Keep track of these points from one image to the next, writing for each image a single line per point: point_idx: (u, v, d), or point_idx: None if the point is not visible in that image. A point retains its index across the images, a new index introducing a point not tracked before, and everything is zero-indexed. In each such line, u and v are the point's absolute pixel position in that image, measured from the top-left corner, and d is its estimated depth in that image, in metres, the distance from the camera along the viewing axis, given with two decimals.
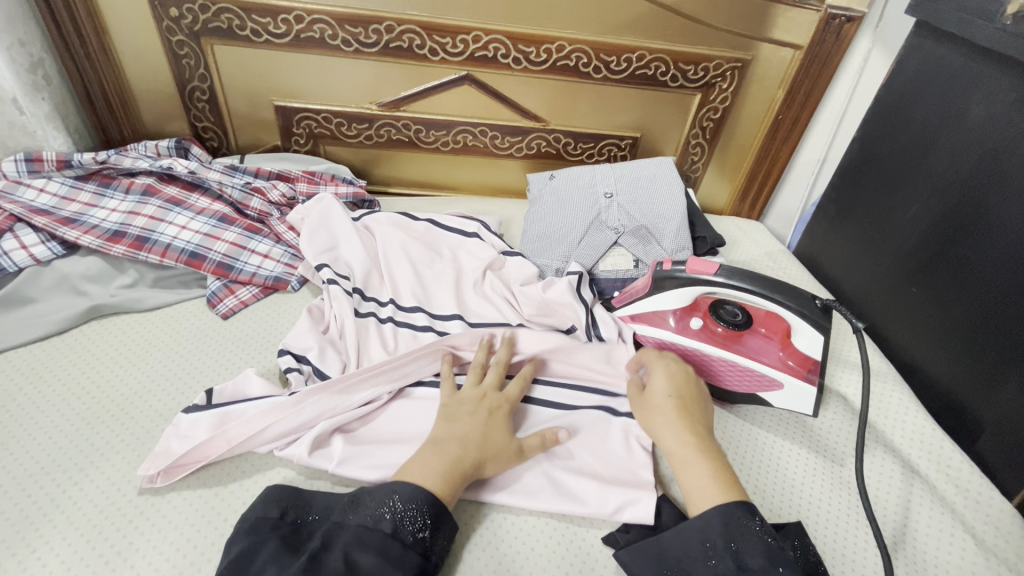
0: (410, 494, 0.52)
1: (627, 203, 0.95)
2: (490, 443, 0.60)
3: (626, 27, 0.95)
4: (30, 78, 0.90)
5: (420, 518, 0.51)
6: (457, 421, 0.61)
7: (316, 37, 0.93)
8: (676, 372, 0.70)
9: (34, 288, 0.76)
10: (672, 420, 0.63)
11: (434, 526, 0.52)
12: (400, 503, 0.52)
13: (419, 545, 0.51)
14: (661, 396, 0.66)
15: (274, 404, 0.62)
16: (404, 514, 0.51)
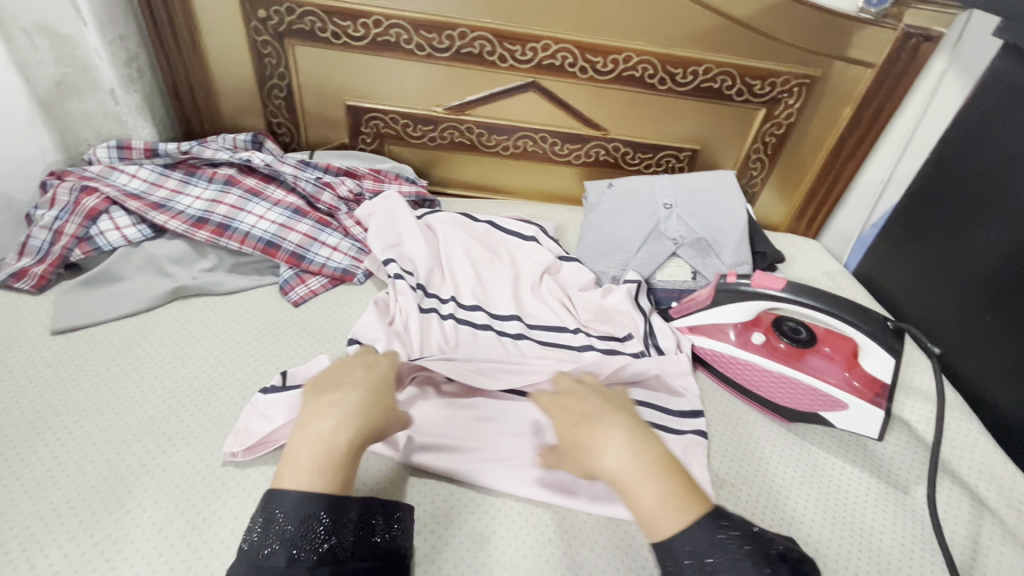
0: (293, 509, 0.47)
1: (687, 215, 0.95)
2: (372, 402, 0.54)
3: (695, 40, 0.95)
4: (125, 71, 0.98)
5: (316, 525, 0.47)
6: (319, 398, 0.53)
7: (392, 41, 0.97)
8: (573, 383, 0.59)
9: (125, 267, 0.82)
10: (584, 430, 0.51)
11: (337, 523, 0.48)
12: (286, 525, 0.47)
13: (328, 554, 0.47)
14: (565, 426, 0.54)
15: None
16: (296, 527, 0.47)
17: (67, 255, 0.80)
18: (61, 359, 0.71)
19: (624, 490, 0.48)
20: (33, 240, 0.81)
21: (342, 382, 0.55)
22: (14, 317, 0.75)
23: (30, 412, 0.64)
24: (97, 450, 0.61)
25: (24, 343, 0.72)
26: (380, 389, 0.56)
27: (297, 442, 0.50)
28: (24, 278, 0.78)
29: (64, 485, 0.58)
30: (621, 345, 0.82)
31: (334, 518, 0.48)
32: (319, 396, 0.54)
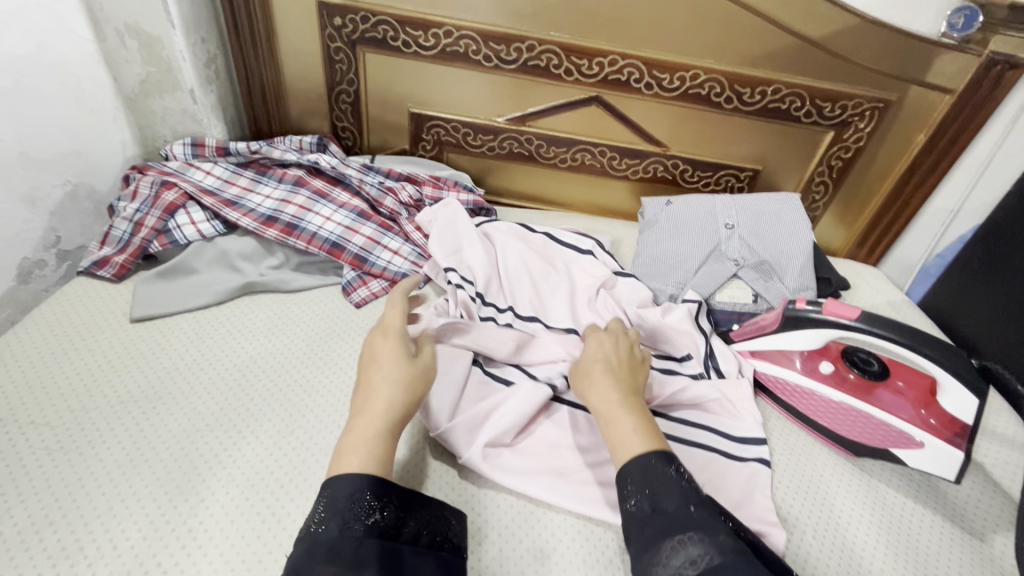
0: (347, 486, 0.48)
1: (749, 235, 0.93)
2: (411, 389, 0.57)
3: (766, 59, 0.94)
4: (205, 72, 1.01)
5: (366, 500, 0.48)
6: (369, 385, 0.56)
7: (460, 52, 0.99)
8: (608, 334, 0.67)
9: (199, 261, 0.85)
10: (614, 381, 0.60)
11: (381, 500, 0.49)
12: (331, 499, 0.47)
13: (376, 526, 0.47)
14: (595, 365, 0.62)
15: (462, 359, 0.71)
16: (342, 503, 0.47)
17: (146, 246, 0.84)
18: (138, 347, 0.73)
19: (609, 420, 0.56)
20: (114, 230, 0.84)
21: (383, 358, 0.59)
22: (96, 303, 0.78)
23: (111, 397, 0.67)
24: (171, 437, 0.63)
25: (105, 328, 0.75)
26: (419, 380, 0.58)
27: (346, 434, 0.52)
28: (105, 266, 0.82)
29: (141, 470, 0.60)
30: (679, 365, 0.81)
31: (379, 495, 0.49)
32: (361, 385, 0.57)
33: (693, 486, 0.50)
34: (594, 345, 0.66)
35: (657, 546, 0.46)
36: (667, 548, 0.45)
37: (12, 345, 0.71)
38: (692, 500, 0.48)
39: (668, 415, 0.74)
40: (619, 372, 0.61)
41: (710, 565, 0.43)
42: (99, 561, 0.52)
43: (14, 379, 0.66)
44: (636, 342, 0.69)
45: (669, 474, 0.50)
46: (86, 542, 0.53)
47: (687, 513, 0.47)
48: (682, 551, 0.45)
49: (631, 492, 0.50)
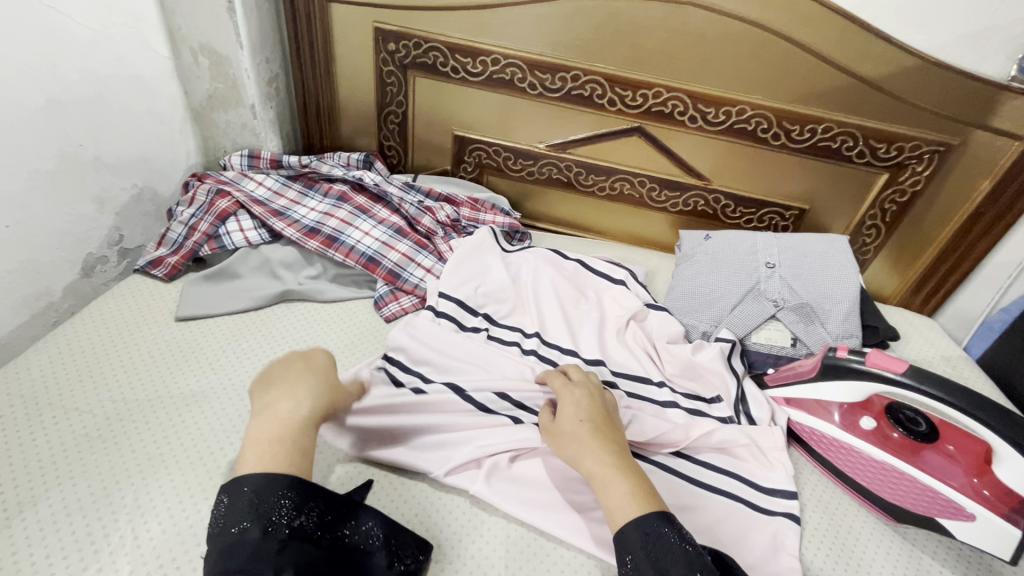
0: (259, 483, 0.50)
1: (791, 276, 0.90)
2: (318, 387, 0.59)
3: (816, 98, 0.92)
4: (266, 89, 1.08)
5: (287, 501, 0.50)
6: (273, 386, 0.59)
7: (506, 79, 1.01)
8: (577, 389, 0.66)
9: (243, 267, 0.89)
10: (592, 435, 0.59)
11: (302, 504, 0.51)
12: (255, 499, 0.49)
13: (300, 530, 0.50)
14: (572, 422, 0.61)
15: (443, 398, 0.72)
16: (257, 500, 0.49)
17: (197, 249, 0.89)
18: (179, 345, 0.77)
19: (599, 482, 0.56)
20: (170, 233, 0.90)
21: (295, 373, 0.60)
22: (146, 300, 0.83)
23: (149, 392, 0.70)
24: (199, 435, 0.66)
25: (151, 325, 0.79)
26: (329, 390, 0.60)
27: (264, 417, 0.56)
28: (159, 266, 0.87)
29: (169, 465, 0.62)
30: (707, 406, 0.78)
31: (299, 497, 0.51)
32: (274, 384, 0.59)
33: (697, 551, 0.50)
34: (568, 396, 0.65)
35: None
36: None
37: (68, 336, 0.76)
38: (695, 562, 0.49)
39: (693, 458, 0.72)
40: (599, 427, 0.61)
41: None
42: (120, 550, 0.54)
43: (66, 368, 0.71)
44: (603, 390, 0.68)
45: (674, 540, 0.50)
46: (110, 530, 0.56)
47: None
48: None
49: (633, 558, 0.50)
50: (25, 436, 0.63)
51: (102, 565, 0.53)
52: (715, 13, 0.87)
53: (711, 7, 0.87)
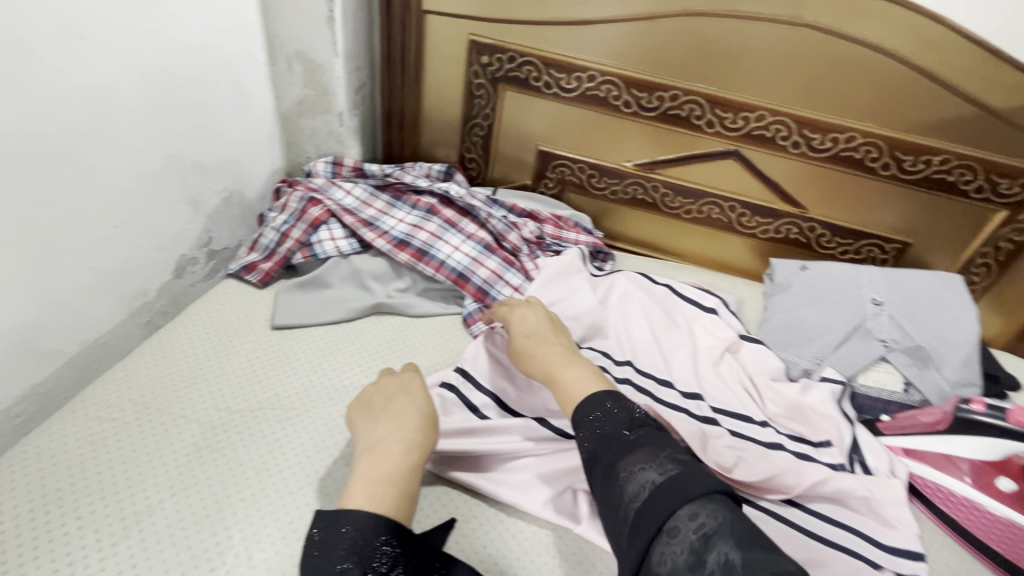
0: (368, 524, 0.48)
1: (902, 316, 0.85)
2: (426, 428, 0.57)
3: (935, 128, 0.87)
4: (354, 97, 1.08)
5: (384, 543, 0.48)
6: (380, 420, 0.58)
7: (600, 96, 0.99)
8: (530, 309, 0.73)
9: (332, 276, 0.88)
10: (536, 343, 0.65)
11: (402, 554, 0.48)
12: (356, 537, 0.48)
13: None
14: (523, 334, 0.68)
15: (524, 426, 0.70)
16: (354, 534, 0.48)
17: (290, 257, 0.89)
18: (275, 354, 0.77)
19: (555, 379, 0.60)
20: (263, 239, 0.91)
21: (398, 409, 0.59)
22: (244, 306, 0.83)
23: (249, 400, 0.70)
24: (303, 449, 0.65)
25: (249, 332, 0.79)
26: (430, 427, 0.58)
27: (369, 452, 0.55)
28: (253, 272, 0.87)
29: (275, 480, 0.61)
30: (815, 451, 0.73)
31: (400, 546, 0.49)
32: (379, 419, 0.58)
33: (633, 413, 0.53)
34: (515, 317, 0.72)
35: (613, 482, 0.48)
36: (621, 480, 0.47)
37: (170, 339, 0.76)
38: (626, 425, 0.51)
39: (805, 507, 0.67)
40: (545, 336, 0.66)
41: (665, 480, 0.45)
42: (236, 569, 0.53)
43: (169, 372, 0.71)
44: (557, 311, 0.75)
45: (606, 411, 0.53)
46: (223, 548, 0.55)
47: (625, 438, 0.50)
48: (636, 478, 0.46)
49: (579, 442, 0.53)
50: (140, 443, 0.63)
51: None
52: (832, 37, 0.83)
53: (831, 30, 0.83)
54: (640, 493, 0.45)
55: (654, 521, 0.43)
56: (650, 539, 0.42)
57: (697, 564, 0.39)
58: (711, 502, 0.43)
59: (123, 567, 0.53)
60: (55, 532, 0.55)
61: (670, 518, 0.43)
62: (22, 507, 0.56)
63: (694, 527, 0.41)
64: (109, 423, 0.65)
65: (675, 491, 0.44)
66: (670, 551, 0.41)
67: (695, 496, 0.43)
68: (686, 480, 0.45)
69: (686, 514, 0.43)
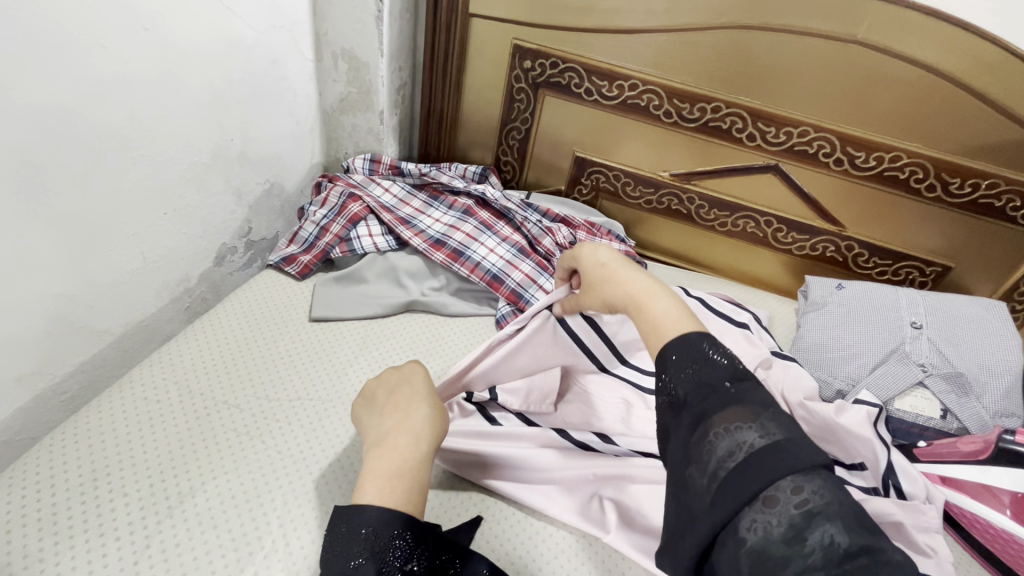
0: (379, 522, 0.46)
1: (941, 340, 0.84)
2: (432, 426, 0.55)
3: (986, 151, 0.85)
4: (395, 96, 1.09)
5: (400, 543, 0.46)
6: (387, 415, 0.56)
7: (641, 105, 0.99)
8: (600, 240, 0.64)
9: (368, 271, 0.90)
10: (611, 275, 0.58)
11: (416, 548, 0.47)
12: (373, 537, 0.46)
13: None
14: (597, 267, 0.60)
15: (542, 434, 0.68)
16: (370, 535, 0.46)
17: (329, 251, 0.91)
18: (313, 345, 0.78)
19: (636, 304, 0.53)
20: (302, 232, 0.93)
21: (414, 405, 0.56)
22: (283, 297, 0.85)
23: (287, 389, 0.71)
24: (338, 439, 0.66)
25: (289, 322, 0.81)
26: (437, 418, 0.57)
27: (380, 442, 0.53)
28: (292, 264, 0.89)
29: (310, 469, 0.62)
30: (847, 473, 0.73)
31: (415, 540, 0.47)
32: (384, 413, 0.57)
33: (738, 361, 0.44)
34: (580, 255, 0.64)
35: (699, 435, 0.41)
36: (712, 436, 0.40)
37: (213, 326, 0.78)
38: (727, 376, 0.44)
39: None
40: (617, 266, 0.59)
41: (767, 446, 0.39)
42: (274, 555, 0.55)
43: (211, 358, 0.73)
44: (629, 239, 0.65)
45: (704, 354, 0.45)
46: (263, 532, 0.56)
47: (724, 391, 0.43)
48: (732, 436, 0.40)
49: (664, 382, 0.45)
50: (183, 425, 0.65)
51: (258, 569, 0.54)
52: (883, 54, 0.82)
53: (882, 49, 0.82)
54: (735, 454, 0.39)
55: (749, 486, 0.37)
56: (742, 506, 0.37)
57: (794, 541, 0.35)
58: (817, 477, 0.38)
59: (167, 545, 0.54)
60: (103, 507, 0.56)
61: (769, 487, 0.37)
62: (72, 480, 0.58)
63: (796, 502, 0.36)
64: (155, 404, 0.67)
65: (780, 460, 0.38)
66: (764, 519, 0.36)
67: (802, 467, 0.38)
68: (794, 449, 0.39)
69: (787, 485, 0.37)
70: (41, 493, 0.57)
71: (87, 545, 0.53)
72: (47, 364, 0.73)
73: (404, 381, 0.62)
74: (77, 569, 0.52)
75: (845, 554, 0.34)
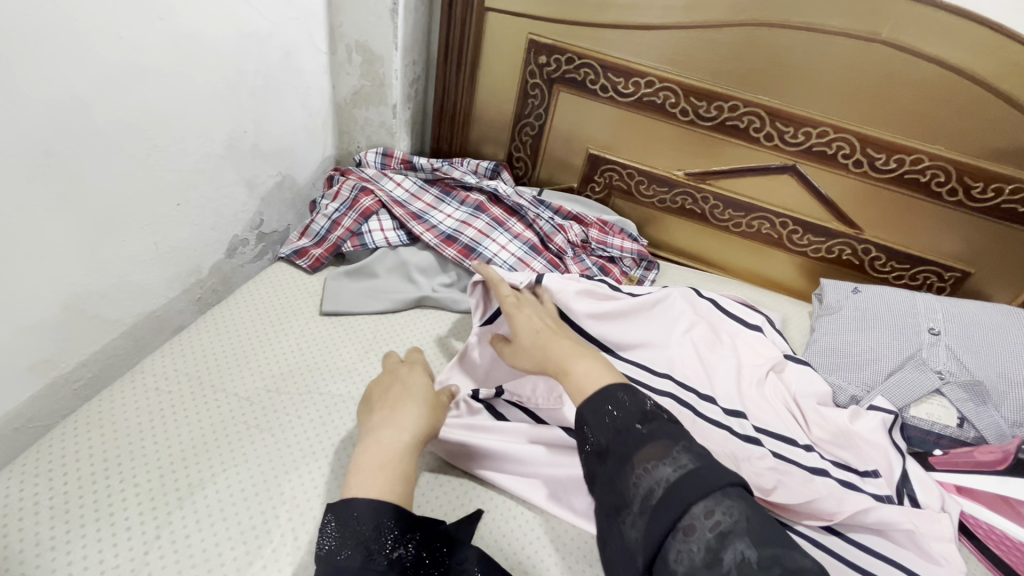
0: (367, 511, 0.47)
1: (959, 347, 0.82)
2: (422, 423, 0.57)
3: (1010, 155, 0.83)
4: (408, 90, 1.08)
5: (389, 533, 0.47)
6: (377, 411, 0.58)
7: (657, 102, 0.98)
8: (528, 304, 0.71)
9: (380, 266, 0.90)
10: (542, 337, 0.64)
11: (403, 534, 0.48)
12: (360, 528, 0.46)
13: (399, 562, 0.46)
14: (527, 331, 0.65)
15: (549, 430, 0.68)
16: (356, 526, 0.46)
17: (340, 244, 0.91)
18: (324, 340, 0.78)
19: (563, 371, 0.58)
20: (314, 225, 0.93)
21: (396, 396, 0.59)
22: (294, 290, 0.85)
23: (296, 382, 0.71)
24: (347, 434, 0.66)
25: (300, 316, 0.81)
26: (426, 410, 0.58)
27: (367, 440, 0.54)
28: (303, 257, 0.89)
29: (319, 464, 0.62)
30: (860, 480, 0.71)
31: (400, 526, 0.48)
32: (374, 409, 0.58)
33: (645, 404, 0.50)
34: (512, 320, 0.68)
35: (623, 474, 0.46)
36: (634, 475, 0.45)
37: (224, 318, 0.79)
38: (637, 417, 0.49)
39: (845, 536, 0.65)
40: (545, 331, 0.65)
41: (679, 477, 0.43)
42: (282, 550, 0.54)
43: (221, 351, 0.73)
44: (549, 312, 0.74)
45: (617, 403, 0.51)
46: (272, 526, 0.56)
47: (637, 430, 0.48)
48: (651, 474, 0.44)
49: (587, 434, 0.51)
50: (194, 417, 0.65)
51: (266, 563, 0.53)
52: (907, 54, 0.80)
53: (906, 48, 0.80)
54: (654, 490, 0.43)
55: (667, 519, 0.42)
56: (665, 536, 0.41)
57: (712, 564, 0.39)
58: (728, 497, 0.42)
59: (176, 537, 0.54)
60: (113, 497, 0.57)
61: (685, 516, 0.41)
62: (84, 470, 0.58)
63: (710, 525, 0.40)
64: (166, 395, 0.67)
65: (693, 488, 0.42)
66: (687, 549, 0.40)
67: (712, 491, 0.42)
68: (703, 475, 0.43)
69: (701, 510, 0.41)
70: (53, 482, 0.57)
71: (97, 535, 0.54)
72: (59, 353, 0.73)
73: (393, 378, 0.63)
74: (87, 558, 0.52)
75: (757, 568, 0.38)
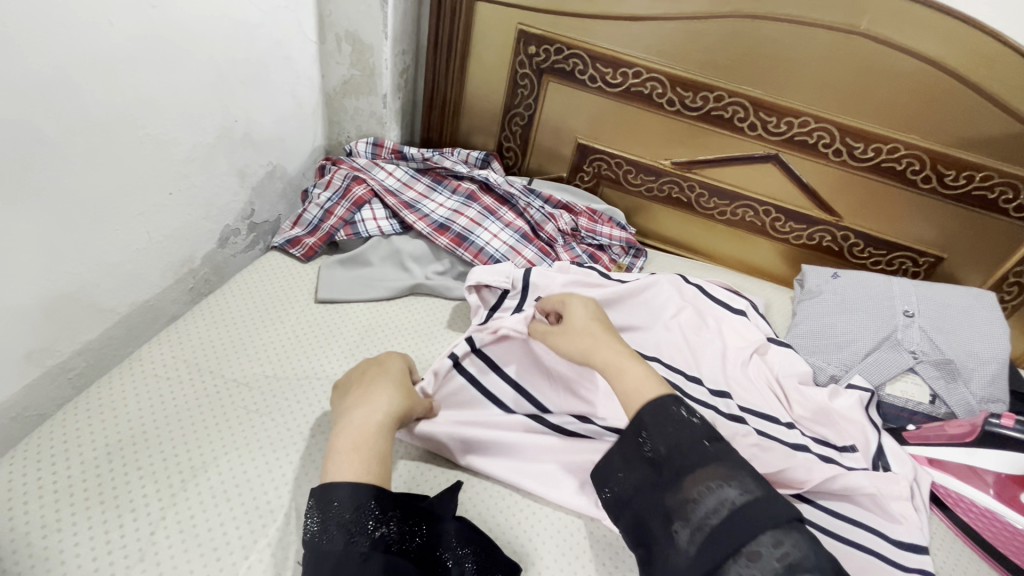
0: (347, 496, 0.49)
1: (932, 328, 0.86)
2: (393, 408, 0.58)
3: (980, 144, 0.87)
4: (398, 80, 1.09)
5: (370, 510, 0.49)
6: (350, 395, 0.59)
7: (645, 93, 1.00)
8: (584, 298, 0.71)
9: (373, 255, 0.91)
10: (594, 337, 0.63)
11: (384, 513, 0.49)
12: (343, 512, 0.48)
13: (382, 541, 0.48)
14: (582, 322, 0.66)
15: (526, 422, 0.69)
16: (338, 511, 0.48)
17: (333, 233, 0.92)
18: (320, 327, 0.79)
19: (614, 370, 0.59)
20: (307, 214, 0.93)
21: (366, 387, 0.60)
22: (287, 279, 0.86)
23: (295, 368, 0.72)
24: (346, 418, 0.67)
25: (295, 303, 0.82)
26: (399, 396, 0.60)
27: (342, 429, 0.55)
28: (297, 246, 0.90)
29: (319, 446, 0.64)
30: (838, 455, 0.74)
31: (381, 507, 0.49)
32: (349, 394, 0.60)
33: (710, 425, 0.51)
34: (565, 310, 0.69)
35: (681, 488, 0.48)
36: (697, 494, 0.47)
37: (219, 306, 0.79)
38: (705, 435, 0.50)
39: (816, 504, 0.68)
40: (600, 330, 0.65)
41: (746, 501, 0.45)
42: (285, 528, 0.56)
43: (219, 338, 0.74)
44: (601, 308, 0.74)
45: (680, 416, 0.51)
46: (275, 506, 0.58)
47: (701, 448, 0.49)
48: (715, 493, 0.46)
49: (644, 442, 0.52)
50: (194, 403, 0.66)
51: (270, 541, 0.55)
52: (884, 46, 0.83)
53: (883, 39, 0.83)
54: (718, 509, 0.45)
55: (732, 543, 0.44)
56: (725, 558, 0.43)
57: None
58: (794, 529, 0.44)
59: (182, 517, 0.56)
60: (118, 480, 0.58)
61: (751, 543, 0.43)
62: (87, 454, 0.59)
63: (778, 554, 0.42)
64: (165, 382, 0.68)
65: (756, 515, 0.44)
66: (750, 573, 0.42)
67: (780, 523, 0.44)
68: (769, 503, 0.45)
69: (769, 539, 0.43)
70: (56, 466, 0.58)
71: (103, 516, 0.55)
72: (53, 341, 0.73)
73: (368, 370, 0.64)
74: (95, 539, 0.53)
75: None
